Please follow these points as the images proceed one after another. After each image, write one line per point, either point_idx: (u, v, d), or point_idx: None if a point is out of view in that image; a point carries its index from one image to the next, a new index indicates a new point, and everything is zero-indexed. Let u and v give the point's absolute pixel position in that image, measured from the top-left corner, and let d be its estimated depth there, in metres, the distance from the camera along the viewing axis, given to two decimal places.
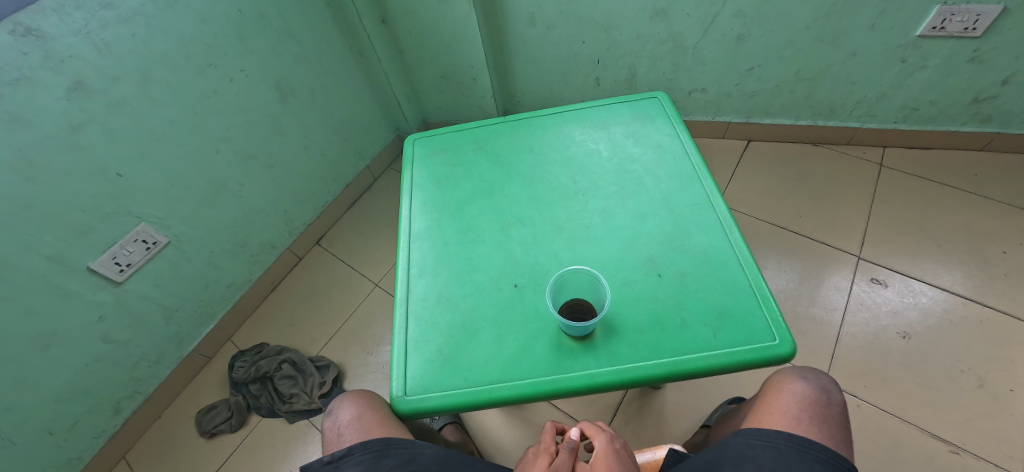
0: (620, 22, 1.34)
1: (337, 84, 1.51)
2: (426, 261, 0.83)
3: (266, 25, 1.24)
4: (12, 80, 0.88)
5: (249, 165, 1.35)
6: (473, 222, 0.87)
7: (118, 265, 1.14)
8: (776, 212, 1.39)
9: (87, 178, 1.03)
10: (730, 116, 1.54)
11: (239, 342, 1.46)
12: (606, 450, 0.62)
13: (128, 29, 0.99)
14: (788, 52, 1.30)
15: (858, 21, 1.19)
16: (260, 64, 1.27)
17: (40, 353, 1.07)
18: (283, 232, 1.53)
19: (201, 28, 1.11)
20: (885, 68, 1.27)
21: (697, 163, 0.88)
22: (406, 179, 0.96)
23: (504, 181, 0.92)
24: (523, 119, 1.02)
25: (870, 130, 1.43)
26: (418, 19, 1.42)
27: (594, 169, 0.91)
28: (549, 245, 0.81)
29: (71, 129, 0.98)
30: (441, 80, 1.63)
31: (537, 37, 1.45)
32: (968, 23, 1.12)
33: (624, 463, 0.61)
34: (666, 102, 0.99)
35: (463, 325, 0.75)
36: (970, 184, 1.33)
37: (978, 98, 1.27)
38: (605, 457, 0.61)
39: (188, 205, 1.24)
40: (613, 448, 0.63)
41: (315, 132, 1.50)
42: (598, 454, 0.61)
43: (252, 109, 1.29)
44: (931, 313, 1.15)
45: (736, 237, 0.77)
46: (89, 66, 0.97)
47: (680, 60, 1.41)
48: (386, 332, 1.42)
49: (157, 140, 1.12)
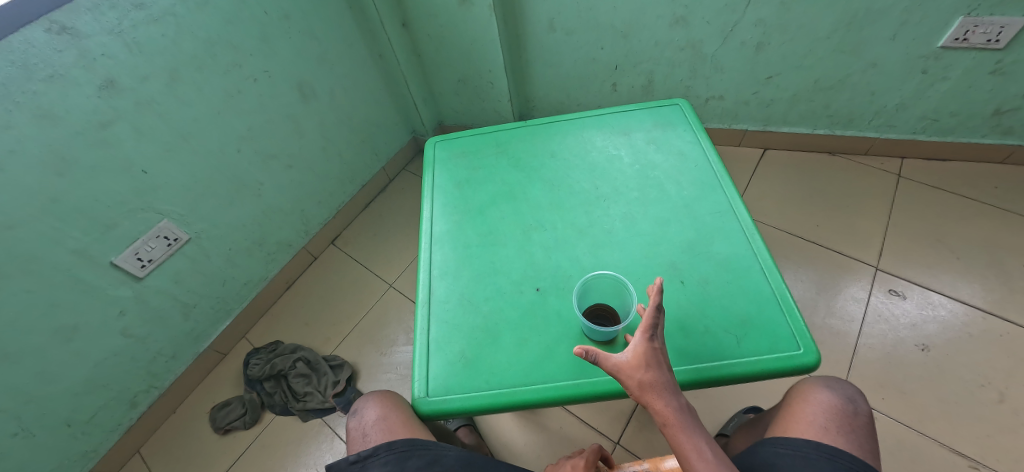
0: (639, 28, 1.35)
1: (357, 86, 1.52)
2: (448, 263, 0.84)
3: (290, 26, 1.26)
4: (46, 77, 0.90)
5: (269, 164, 1.36)
6: (494, 225, 0.88)
7: (140, 260, 1.16)
8: (793, 222, 1.39)
9: (113, 174, 1.05)
10: (747, 124, 1.54)
11: (254, 340, 1.48)
12: (646, 343, 0.60)
13: (158, 29, 1.01)
14: (807, 61, 1.30)
15: (880, 31, 1.19)
16: (283, 65, 1.28)
17: (62, 346, 1.08)
18: (299, 232, 1.54)
19: (228, 28, 1.13)
20: (905, 79, 1.27)
21: (719, 171, 0.88)
22: (427, 181, 0.97)
23: (525, 185, 0.93)
24: (544, 124, 1.03)
25: (888, 140, 1.43)
26: (438, 23, 1.43)
27: (615, 174, 0.91)
28: (571, 249, 0.81)
29: (101, 126, 1.00)
30: (458, 84, 1.64)
31: (555, 42, 1.46)
32: (991, 35, 1.12)
33: (661, 356, 0.60)
34: (687, 110, 0.99)
35: (485, 328, 0.75)
36: (990, 197, 1.33)
37: (999, 110, 1.26)
38: (643, 354, 0.59)
39: (209, 203, 1.25)
40: (652, 345, 0.60)
41: (334, 133, 1.51)
42: (634, 347, 0.60)
43: (273, 109, 1.31)
44: (951, 326, 1.14)
45: (759, 246, 0.77)
46: (120, 64, 0.98)
47: (698, 68, 1.41)
48: (399, 333, 1.42)
49: (182, 138, 1.14)
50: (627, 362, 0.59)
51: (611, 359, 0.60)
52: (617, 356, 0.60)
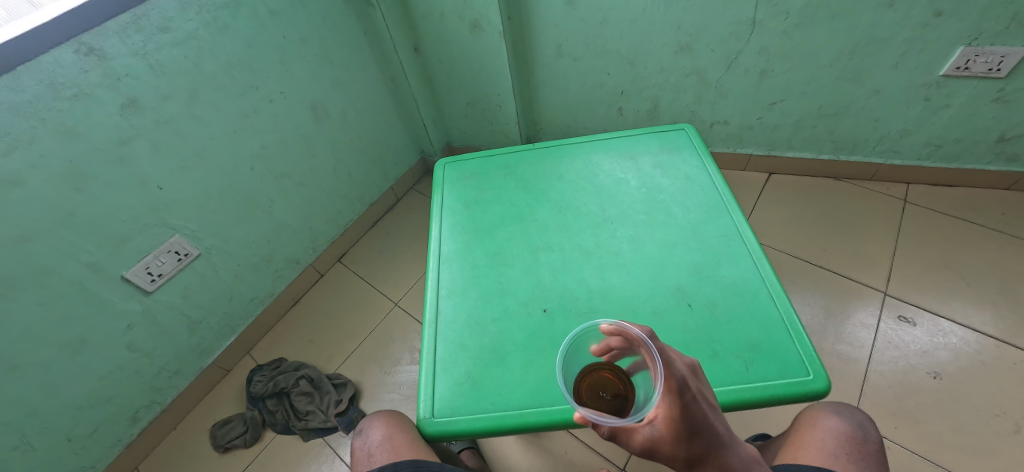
0: (645, 55, 1.38)
1: (368, 107, 1.56)
2: (455, 283, 0.84)
3: (307, 50, 1.30)
4: (72, 96, 0.93)
5: (281, 182, 1.39)
6: (502, 246, 0.88)
7: (150, 275, 1.17)
8: (800, 246, 1.39)
9: (129, 190, 1.07)
10: (752, 149, 1.56)
11: (257, 356, 1.48)
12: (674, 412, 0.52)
13: (181, 51, 1.05)
14: (810, 88, 1.33)
15: (881, 60, 1.21)
16: (299, 87, 1.32)
17: (68, 358, 1.09)
18: (307, 249, 1.56)
19: (247, 52, 1.17)
20: (908, 106, 1.28)
21: (725, 195, 0.89)
22: (436, 201, 0.99)
23: (533, 207, 0.94)
24: (551, 147, 1.05)
25: (893, 166, 1.43)
26: (449, 48, 1.48)
27: (622, 197, 0.92)
28: (579, 271, 0.82)
29: (120, 143, 1.02)
30: (467, 106, 1.68)
31: (563, 67, 1.50)
32: (992, 64, 1.13)
33: (693, 414, 0.52)
34: (693, 135, 1.01)
35: (492, 349, 0.75)
36: (998, 223, 1.32)
37: (1003, 137, 1.27)
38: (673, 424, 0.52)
39: (220, 219, 1.27)
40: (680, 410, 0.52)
41: (344, 152, 1.54)
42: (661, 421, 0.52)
43: (287, 129, 1.34)
44: (962, 354, 1.12)
45: (765, 269, 0.77)
46: (143, 85, 1.02)
47: (703, 93, 1.44)
48: (403, 352, 1.42)
49: (197, 156, 1.17)
50: (660, 437, 0.52)
51: (640, 439, 0.53)
52: (645, 433, 0.53)
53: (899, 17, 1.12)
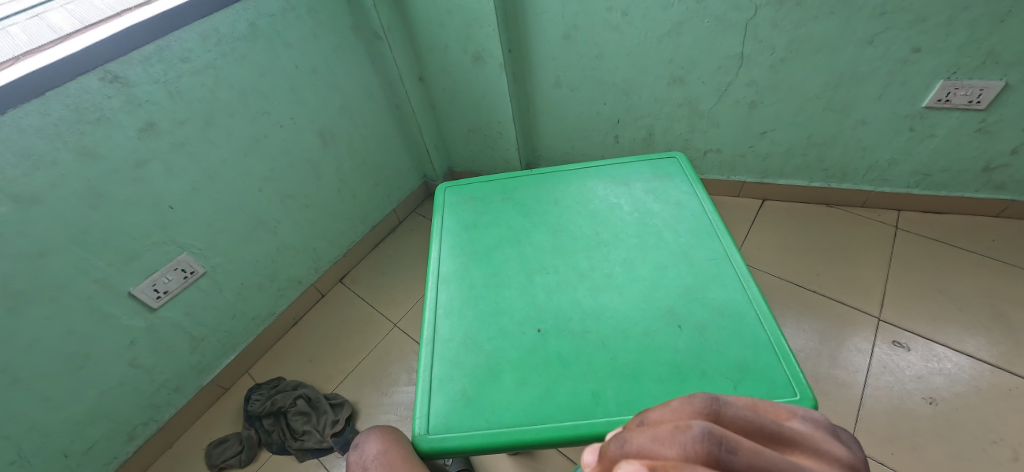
0: (640, 86, 1.44)
1: (374, 133, 1.62)
2: (453, 302, 0.87)
3: (317, 79, 1.37)
4: (95, 119, 0.99)
5: (287, 203, 1.43)
6: (499, 267, 0.91)
7: (156, 292, 1.20)
8: (794, 272, 1.41)
9: (142, 209, 1.12)
10: (745, 177, 1.60)
11: (256, 375, 1.49)
12: None
13: (199, 79, 1.12)
14: (799, 118, 1.38)
15: (865, 92, 1.26)
16: (308, 113, 1.38)
17: (71, 373, 1.11)
18: (309, 269, 1.59)
19: (261, 80, 1.24)
20: (894, 136, 1.33)
21: (715, 220, 0.92)
22: (436, 223, 1.03)
23: (529, 230, 0.97)
24: (548, 173, 1.09)
25: (883, 193, 1.47)
26: (453, 77, 1.55)
27: (615, 221, 0.96)
28: (573, 292, 0.84)
29: (136, 165, 1.08)
30: (469, 133, 1.74)
31: (561, 97, 1.57)
32: (972, 97, 1.18)
33: None
34: (684, 162, 1.05)
35: (487, 367, 0.77)
36: (988, 249, 1.35)
37: (988, 166, 1.30)
38: None
39: (227, 239, 1.31)
40: None
41: (349, 176, 1.59)
42: None
43: (295, 152, 1.40)
44: (958, 380, 1.12)
45: (753, 292, 0.80)
46: (161, 110, 1.08)
47: (696, 123, 1.49)
48: (401, 373, 1.42)
49: (208, 177, 1.22)
50: None
51: None
52: None
53: (880, 52, 1.18)
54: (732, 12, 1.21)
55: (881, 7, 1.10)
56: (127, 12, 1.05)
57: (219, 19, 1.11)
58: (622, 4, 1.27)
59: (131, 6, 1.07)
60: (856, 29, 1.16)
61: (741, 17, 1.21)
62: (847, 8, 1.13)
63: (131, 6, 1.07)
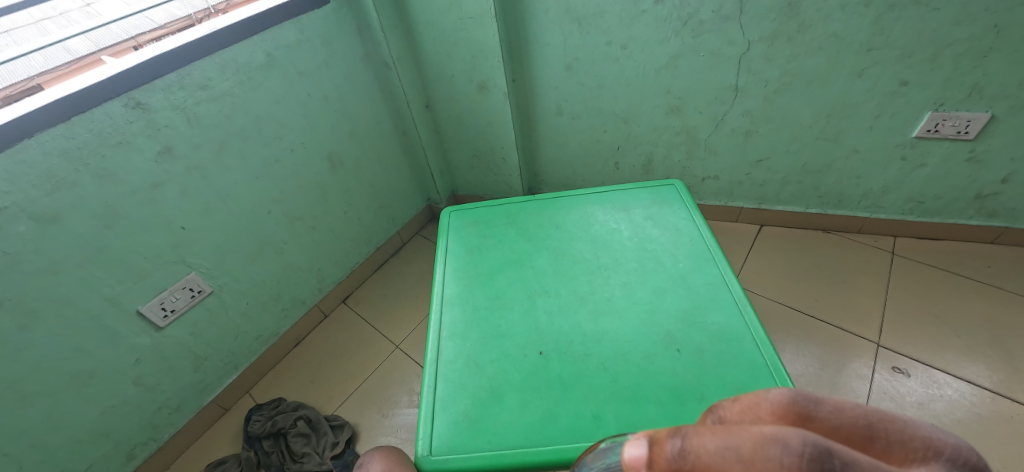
0: (639, 115, 1.49)
1: (381, 157, 1.67)
2: (457, 324, 0.89)
3: (328, 105, 1.42)
4: (116, 143, 1.03)
5: (294, 225, 1.46)
6: (502, 290, 0.94)
7: (163, 310, 1.22)
8: (792, 297, 1.42)
9: (155, 229, 1.15)
10: (742, 203, 1.63)
11: (257, 396, 1.49)
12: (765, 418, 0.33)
13: (216, 106, 1.17)
14: (793, 147, 1.42)
15: (857, 123, 1.31)
16: (318, 139, 1.43)
17: (75, 390, 1.12)
18: (313, 290, 1.61)
19: (275, 107, 1.29)
20: (887, 165, 1.37)
21: (713, 245, 0.94)
22: (441, 247, 1.05)
23: (532, 254, 1.00)
24: (550, 198, 1.13)
25: (878, 220, 1.50)
26: (459, 105, 1.61)
27: (615, 246, 0.98)
28: (574, 315, 0.86)
29: (152, 187, 1.12)
30: (473, 158, 1.78)
31: (562, 125, 1.62)
32: (960, 128, 1.23)
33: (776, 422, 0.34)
34: (682, 190, 1.08)
35: (489, 389, 0.78)
36: (984, 275, 1.37)
37: (980, 194, 1.34)
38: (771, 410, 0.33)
39: (234, 259, 1.34)
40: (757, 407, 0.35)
41: (356, 199, 1.63)
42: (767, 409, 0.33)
43: (304, 176, 1.44)
44: (958, 406, 1.12)
45: (749, 317, 0.81)
46: (179, 135, 1.13)
47: (693, 150, 1.53)
48: (402, 395, 1.42)
49: (220, 199, 1.25)
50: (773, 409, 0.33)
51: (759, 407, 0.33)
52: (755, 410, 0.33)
53: (869, 85, 1.23)
54: (727, 47, 1.26)
55: (869, 42, 1.16)
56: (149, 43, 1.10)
57: (239, 50, 1.17)
58: (621, 38, 1.33)
59: (151, 35, 1.11)
60: (845, 63, 1.21)
61: (735, 51, 1.27)
62: (836, 43, 1.18)
63: (150, 34, 1.11)
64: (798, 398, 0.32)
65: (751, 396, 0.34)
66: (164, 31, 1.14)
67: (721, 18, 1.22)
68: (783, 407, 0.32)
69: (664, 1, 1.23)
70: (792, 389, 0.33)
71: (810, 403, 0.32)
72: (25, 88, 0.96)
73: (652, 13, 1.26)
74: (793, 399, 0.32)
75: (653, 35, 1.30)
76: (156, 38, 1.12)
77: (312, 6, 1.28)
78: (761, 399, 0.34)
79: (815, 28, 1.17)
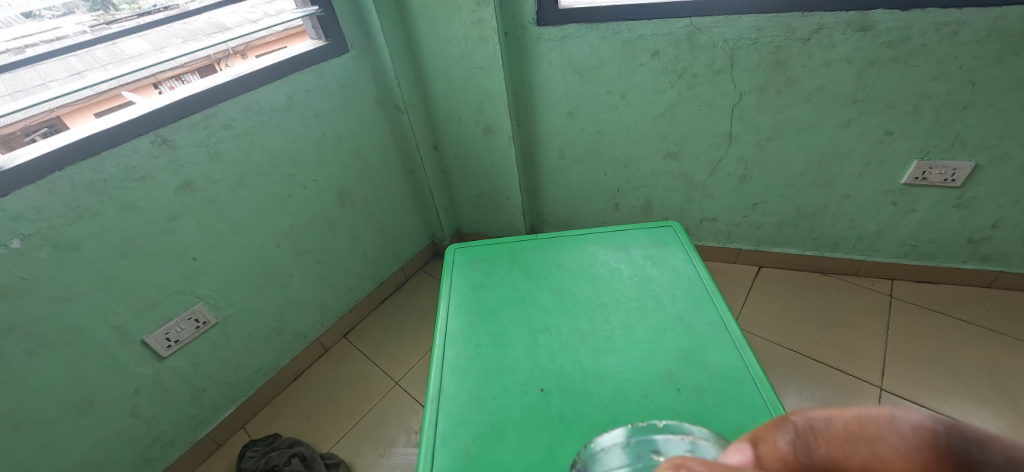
0: (637, 159, 1.56)
1: (389, 195, 1.72)
2: (459, 360, 0.90)
3: (341, 145, 1.49)
4: (140, 177, 1.09)
5: (302, 258, 1.50)
6: (504, 326, 0.95)
7: (168, 341, 1.23)
8: (793, 338, 1.43)
9: (168, 260, 1.18)
10: (740, 244, 1.67)
11: (252, 431, 1.47)
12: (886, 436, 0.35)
13: (237, 144, 1.23)
14: (787, 191, 1.47)
15: (847, 169, 1.36)
16: (330, 176, 1.49)
17: (73, 420, 1.12)
18: (316, 323, 1.62)
19: (291, 145, 1.36)
20: (879, 210, 1.41)
21: (710, 286, 0.97)
22: (446, 283, 1.08)
23: (534, 291, 1.02)
24: (552, 238, 1.16)
25: (874, 262, 1.53)
26: (466, 147, 1.69)
27: (616, 285, 1.01)
28: (575, 353, 0.87)
29: (170, 219, 1.16)
30: (478, 197, 1.84)
31: (564, 167, 1.68)
32: (947, 176, 1.28)
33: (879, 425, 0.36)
34: (680, 231, 1.12)
35: (490, 426, 0.78)
36: (983, 319, 1.38)
37: (972, 239, 1.38)
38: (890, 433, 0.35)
39: (241, 291, 1.36)
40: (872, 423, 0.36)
41: (362, 235, 1.67)
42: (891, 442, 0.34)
43: (314, 211, 1.48)
44: None
45: (748, 357, 0.82)
46: (200, 170, 1.18)
47: (691, 194, 1.58)
48: (400, 432, 1.41)
49: (232, 232, 1.29)
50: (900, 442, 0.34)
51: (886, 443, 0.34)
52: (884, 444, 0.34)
53: (857, 134, 1.29)
54: (720, 98, 1.34)
55: (853, 95, 1.23)
56: (170, 81, 1.14)
57: (262, 93, 1.25)
58: (621, 88, 1.41)
59: (171, 73, 1.14)
60: (832, 114, 1.28)
61: (728, 101, 1.34)
62: (823, 96, 1.26)
63: (169, 72, 1.14)
64: (929, 426, 0.34)
65: (866, 420, 0.36)
66: (183, 70, 1.16)
67: (713, 72, 1.30)
68: (911, 433, 0.34)
69: (660, 55, 1.32)
70: (924, 418, 0.34)
71: (944, 429, 0.33)
72: (42, 119, 0.99)
73: (649, 66, 1.35)
74: (921, 428, 0.34)
75: (650, 86, 1.38)
76: (176, 77, 1.15)
77: (333, 54, 1.37)
78: (882, 425, 0.36)
79: (802, 82, 1.25)
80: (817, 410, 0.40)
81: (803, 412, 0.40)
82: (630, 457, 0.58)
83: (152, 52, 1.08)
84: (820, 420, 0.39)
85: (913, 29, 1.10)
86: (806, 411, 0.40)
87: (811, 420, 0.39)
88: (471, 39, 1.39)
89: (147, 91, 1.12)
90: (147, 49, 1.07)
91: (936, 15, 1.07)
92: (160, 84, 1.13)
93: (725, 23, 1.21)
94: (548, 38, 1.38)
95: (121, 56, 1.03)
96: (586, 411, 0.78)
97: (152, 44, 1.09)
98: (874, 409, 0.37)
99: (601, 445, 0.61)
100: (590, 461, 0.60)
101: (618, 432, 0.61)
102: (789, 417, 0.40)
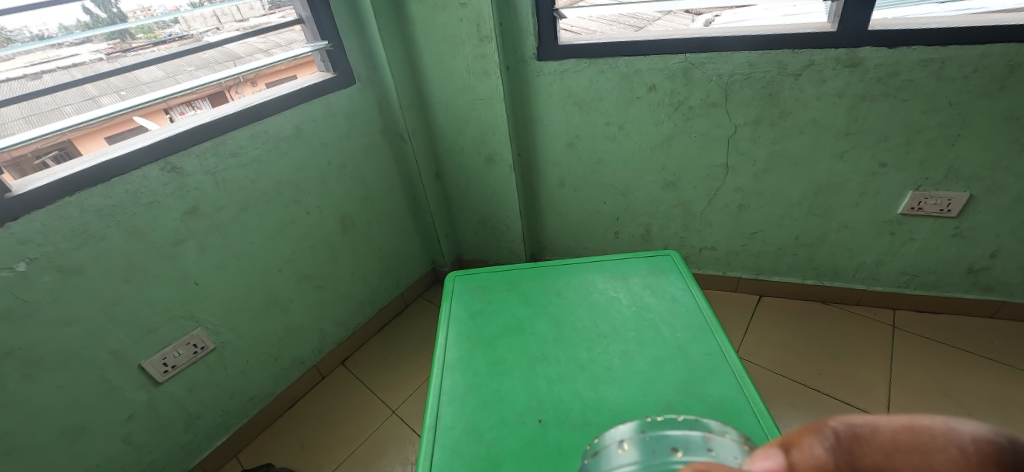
0: (636, 188, 1.58)
1: (390, 222, 1.74)
2: (456, 389, 0.89)
3: (346, 173, 1.52)
4: (147, 203, 1.11)
5: (303, 283, 1.50)
6: (503, 355, 0.95)
7: (164, 366, 1.22)
8: (795, 368, 1.41)
9: (169, 285, 1.19)
10: (740, 273, 1.67)
11: (244, 460, 1.44)
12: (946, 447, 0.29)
13: (244, 172, 1.26)
14: (785, 221, 1.48)
15: (843, 200, 1.38)
16: (333, 202, 1.52)
17: (63, 446, 1.10)
18: (314, 349, 1.61)
19: (297, 173, 1.39)
20: (877, 239, 1.42)
21: (710, 317, 0.96)
22: (445, 311, 1.08)
23: (532, 320, 1.02)
24: (552, 267, 1.17)
25: (876, 291, 1.53)
26: (467, 175, 1.72)
27: (615, 314, 1.01)
28: (573, 383, 0.87)
29: (174, 243, 1.18)
30: (479, 224, 1.86)
31: (564, 196, 1.71)
32: (942, 206, 1.29)
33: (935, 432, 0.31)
34: (677, 260, 1.13)
35: (486, 458, 0.77)
36: (989, 350, 1.37)
37: (972, 268, 1.39)
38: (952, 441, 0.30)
39: (241, 316, 1.36)
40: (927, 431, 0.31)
41: (363, 261, 1.68)
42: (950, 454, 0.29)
43: (316, 236, 1.50)
44: None
45: (748, 388, 0.81)
46: (207, 197, 1.21)
47: (689, 222, 1.60)
48: (395, 464, 1.37)
49: (235, 257, 1.31)
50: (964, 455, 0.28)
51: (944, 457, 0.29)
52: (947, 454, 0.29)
53: (851, 166, 1.31)
54: (716, 130, 1.37)
55: (845, 128, 1.26)
56: (180, 108, 1.18)
57: (269, 122, 1.29)
58: (619, 120, 1.45)
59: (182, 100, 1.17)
60: (826, 146, 1.30)
61: (723, 133, 1.37)
62: (816, 129, 1.29)
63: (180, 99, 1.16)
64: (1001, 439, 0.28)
65: (923, 426, 0.31)
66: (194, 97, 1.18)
67: (708, 105, 1.34)
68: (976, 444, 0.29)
69: (657, 89, 1.36)
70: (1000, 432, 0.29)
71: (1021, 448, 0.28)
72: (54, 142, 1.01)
73: (647, 99, 1.38)
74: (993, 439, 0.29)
75: (648, 118, 1.42)
76: (186, 104, 1.18)
77: (340, 86, 1.42)
78: (944, 433, 0.31)
79: (795, 115, 1.28)
80: (859, 416, 0.35)
81: (841, 416, 0.36)
82: (643, 453, 0.57)
83: (165, 79, 1.12)
84: (862, 421, 0.34)
85: (901, 65, 1.14)
86: (847, 417, 0.36)
87: (849, 422, 0.35)
88: (473, 72, 1.44)
89: (158, 117, 1.16)
90: (160, 76, 1.11)
91: (921, 51, 1.11)
92: (171, 110, 1.17)
93: (720, 60, 1.26)
94: (548, 71, 1.43)
95: (135, 82, 1.08)
96: (583, 442, 0.77)
97: (166, 71, 1.13)
98: (929, 418, 0.32)
99: (614, 438, 0.61)
100: (600, 457, 0.59)
101: (630, 426, 0.61)
102: (828, 422, 0.36)
